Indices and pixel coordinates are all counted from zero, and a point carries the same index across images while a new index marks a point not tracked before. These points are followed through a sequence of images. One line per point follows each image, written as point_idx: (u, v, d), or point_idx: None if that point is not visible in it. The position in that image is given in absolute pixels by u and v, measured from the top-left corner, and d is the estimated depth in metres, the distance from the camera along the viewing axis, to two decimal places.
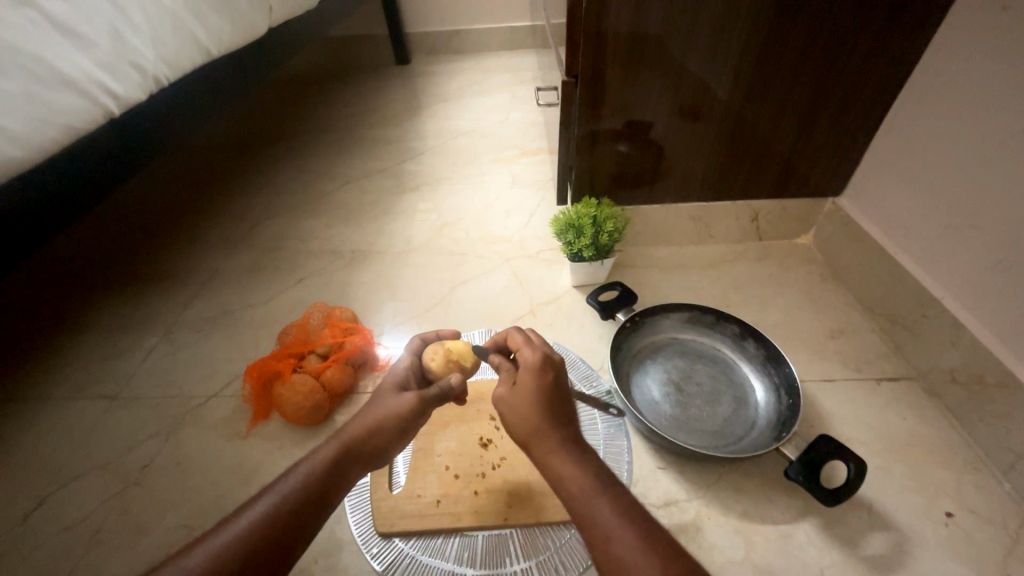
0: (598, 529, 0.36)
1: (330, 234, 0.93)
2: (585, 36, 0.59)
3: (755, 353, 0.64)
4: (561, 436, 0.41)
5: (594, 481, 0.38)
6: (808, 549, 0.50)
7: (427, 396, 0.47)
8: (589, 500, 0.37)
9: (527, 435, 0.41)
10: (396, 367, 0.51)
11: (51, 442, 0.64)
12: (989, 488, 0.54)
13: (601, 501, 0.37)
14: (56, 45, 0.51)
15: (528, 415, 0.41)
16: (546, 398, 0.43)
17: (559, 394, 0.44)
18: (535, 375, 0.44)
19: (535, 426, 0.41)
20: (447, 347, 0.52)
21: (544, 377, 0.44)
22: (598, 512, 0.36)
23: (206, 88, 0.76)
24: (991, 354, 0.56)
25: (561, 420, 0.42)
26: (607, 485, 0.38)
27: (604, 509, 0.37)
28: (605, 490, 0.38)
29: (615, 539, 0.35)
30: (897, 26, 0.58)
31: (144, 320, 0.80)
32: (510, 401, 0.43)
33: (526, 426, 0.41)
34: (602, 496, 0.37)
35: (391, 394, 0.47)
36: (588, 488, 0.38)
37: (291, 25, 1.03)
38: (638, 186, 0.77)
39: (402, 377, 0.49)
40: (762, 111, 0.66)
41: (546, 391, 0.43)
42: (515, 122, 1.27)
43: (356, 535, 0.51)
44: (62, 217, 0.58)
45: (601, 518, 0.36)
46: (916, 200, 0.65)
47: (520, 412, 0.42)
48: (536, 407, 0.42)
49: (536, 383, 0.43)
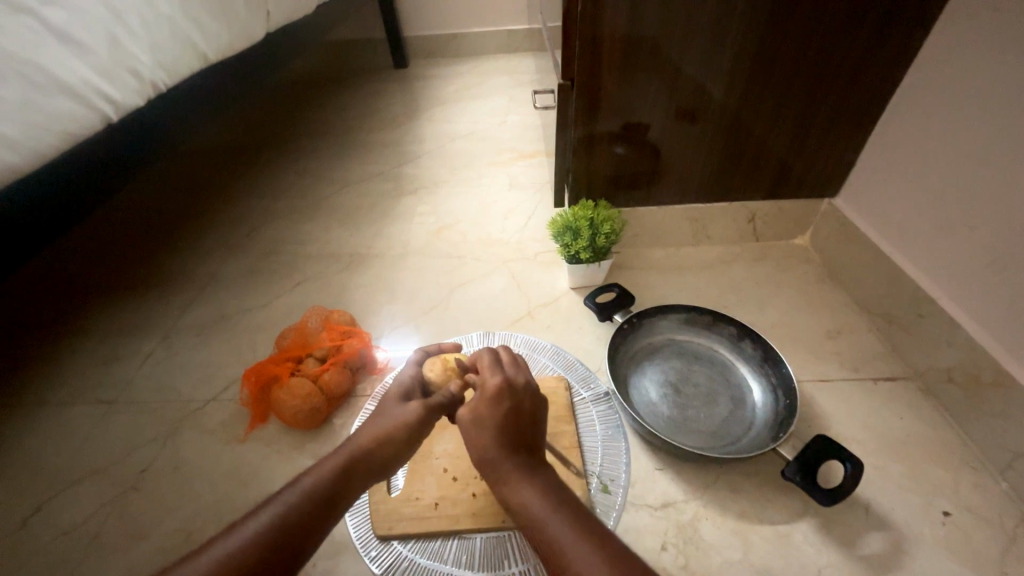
0: (551, 546, 0.37)
1: (328, 237, 0.94)
2: (581, 39, 0.60)
3: (751, 353, 0.64)
4: (514, 464, 0.42)
5: (546, 502, 0.39)
6: (806, 550, 0.50)
7: (431, 404, 0.47)
8: (543, 519, 0.38)
9: (486, 465, 0.43)
10: (400, 378, 0.51)
11: (51, 447, 0.64)
12: (987, 487, 0.54)
13: (554, 520, 0.38)
14: (53, 51, 0.51)
15: (481, 444, 0.43)
16: (500, 424, 0.44)
17: (517, 421, 0.45)
18: (490, 402, 0.45)
19: (490, 454, 0.43)
20: (445, 359, 0.52)
21: (504, 400, 0.45)
22: (552, 534, 0.37)
23: (204, 92, 0.76)
24: (988, 353, 0.56)
25: (514, 445, 0.43)
26: (561, 504, 0.40)
27: (557, 528, 0.37)
28: (560, 509, 0.39)
29: (567, 553, 0.36)
30: (889, 27, 0.58)
31: (144, 324, 0.80)
32: (467, 431, 0.44)
33: (480, 456, 0.43)
34: (555, 515, 0.38)
35: (398, 403, 0.48)
36: (542, 509, 0.39)
37: (289, 30, 1.03)
38: (634, 187, 0.77)
39: (406, 387, 0.50)
40: (757, 113, 0.66)
41: (502, 418, 0.44)
42: (512, 126, 1.27)
43: (355, 538, 0.51)
44: (59, 223, 0.58)
45: (554, 535, 0.37)
46: (912, 199, 0.65)
47: (475, 442, 0.44)
48: (489, 436, 0.43)
49: (490, 412, 0.44)
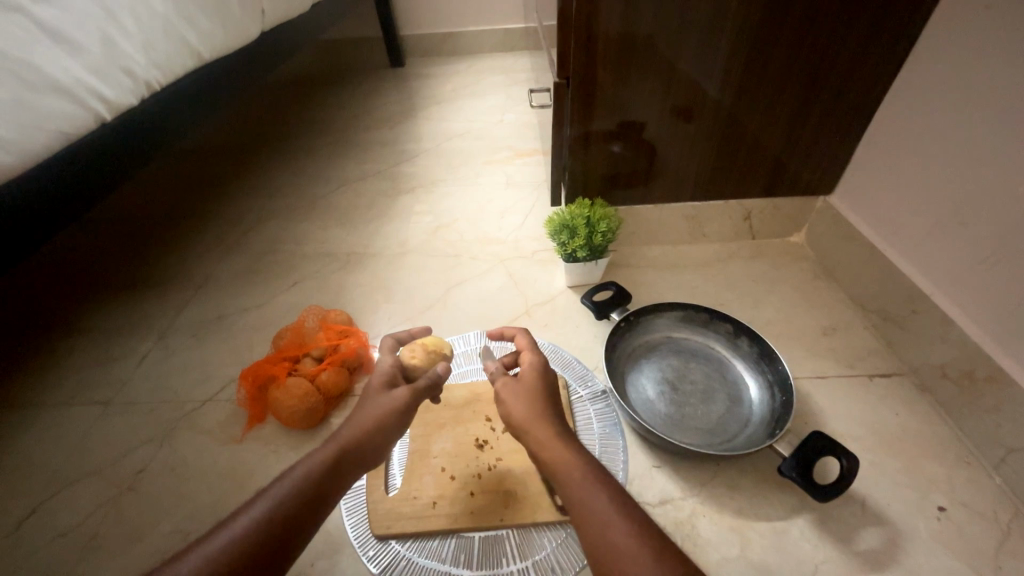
0: (591, 518, 0.38)
1: (324, 237, 0.93)
2: (576, 37, 0.60)
3: (748, 351, 0.64)
4: (555, 429, 0.44)
5: (590, 470, 0.40)
6: (802, 545, 0.50)
7: (417, 387, 0.48)
8: (588, 493, 0.39)
9: (525, 426, 0.44)
10: (381, 366, 0.51)
11: (45, 449, 0.64)
12: (981, 482, 0.54)
13: (596, 490, 0.39)
14: (45, 51, 0.50)
15: (521, 409, 0.45)
16: (542, 390, 0.47)
17: (554, 395, 0.48)
18: (535, 372, 0.49)
19: (533, 413, 0.45)
20: (423, 344, 0.55)
21: (546, 373, 0.49)
22: (594, 501, 0.38)
23: (197, 91, 0.76)
24: (982, 350, 0.56)
25: (552, 412, 0.46)
26: (605, 479, 0.40)
27: (599, 497, 0.38)
28: (602, 479, 0.40)
29: (606, 524, 0.37)
30: (882, 25, 0.58)
31: (139, 324, 0.80)
32: (507, 393, 0.47)
33: (521, 413, 0.45)
34: (597, 486, 0.39)
35: (382, 391, 0.48)
36: (587, 478, 0.40)
37: (284, 29, 1.03)
38: (630, 185, 0.77)
39: (389, 374, 0.50)
40: (752, 110, 0.66)
41: (543, 389, 0.47)
42: (509, 124, 1.27)
43: (352, 538, 0.51)
44: (53, 223, 0.57)
45: (595, 503, 0.38)
46: (905, 197, 0.65)
47: (517, 399, 0.46)
48: (531, 398, 0.46)
49: (534, 381, 0.48)
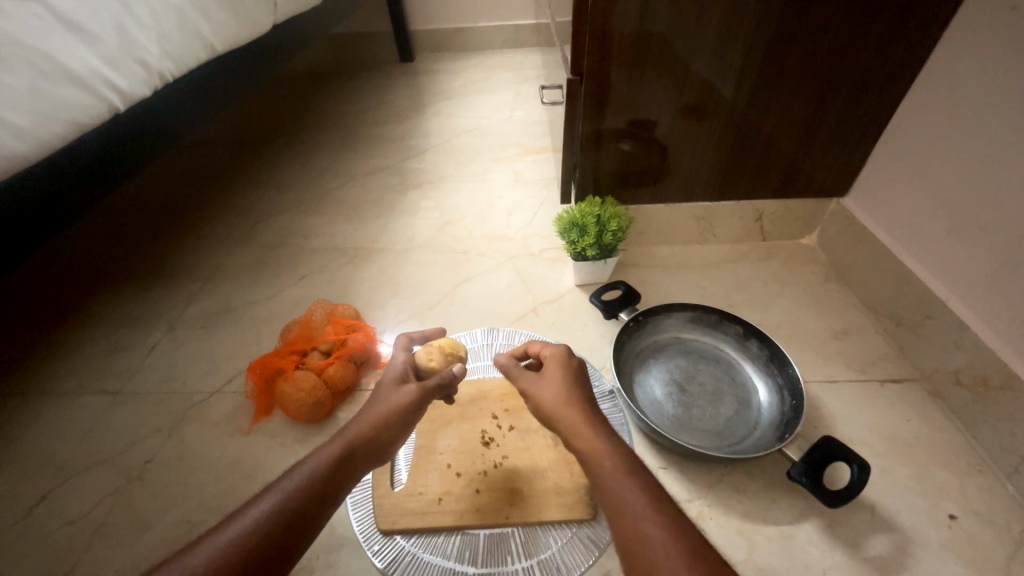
0: (624, 509, 0.37)
1: (333, 231, 0.93)
2: (590, 34, 0.59)
3: (758, 353, 0.64)
4: (584, 416, 0.43)
5: (619, 462, 0.40)
6: (810, 550, 0.49)
7: (427, 387, 0.47)
8: (619, 484, 0.39)
9: (557, 410, 0.44)
10: (394, 362, 0.51)
11: (53, 437, 0.64)
12: (994, 491, 0.54)
13: (626, 482, 0.39)
14: (61, 40, 0.50)
15: (547, 394, 0.46)
16: (568, 376, 0.47)
17: (583, 379, 0.48)
18: (559, 360, 0.48)
19: (566, 398, 0.45)
20: (440, 347, 0.54)
21: (569, 363, 0.48)
22: (625, 492, 0.38)
23: (208, 83, 0.76)
24: (997, 357, 0.55)
25: (584, 398, 0.45)
26: (635, 470, 0.40)
27: (631, 489, 0.38)
28: (633, 472, 0.40)
29: (637, 516, 0.37)
30: (902, 25, 0.57)
31: (148, 315, 0.80)
32: (535, 382, 0.47)
33: (552, 399, 0.45)
34: (628, 479, 0.39)
35: (392, 388, 0.48)
36: (617, 469, 0.40)
37: (295, 22, 1.03)
38: (641, 184, 0.77)
39: (401, 371, 0.50)
40: (766, 111, 0.65)
41: (571, 375, 0.47)
42: (519, 121, 1.27)
43: (358, 533, 0.51)
44: (65, 213, 0.57)
45: (625, 495, 0.38)
46: (921, 201, 0.64)
47: (548, 384, 0.46)
48: (559, 384, 0.46)
49: (558, 369, 0.47)
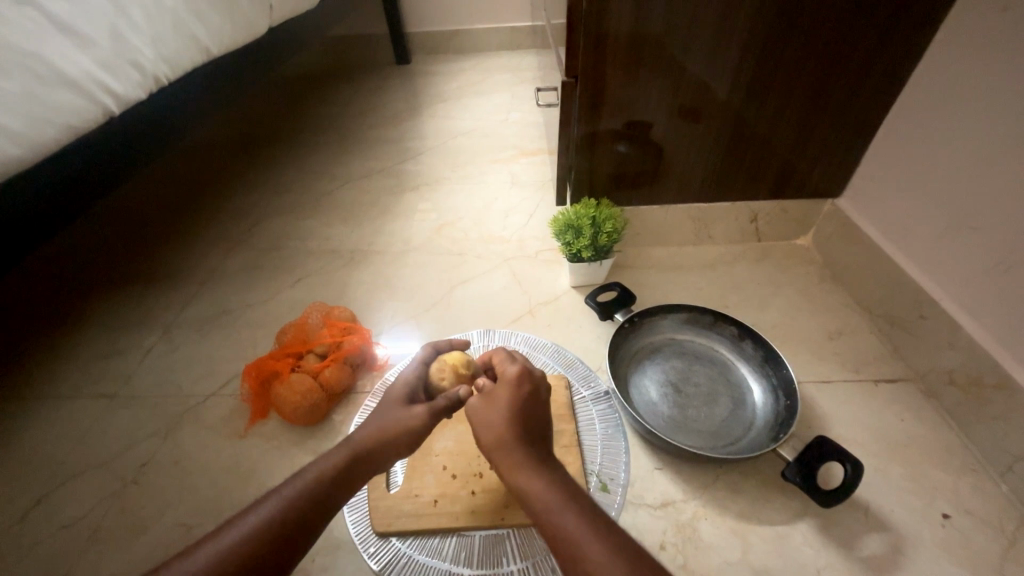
0: (565, 538, 0.38)
1: (328, 233, 0.94)
2: (585, 37, 0.60)
3: (752, 353, 0.64)
4: (522, 451, 0.43)
5: (556, 491, 0.41)
6: (805, 551, 0.50)
7: (434, 408, 0.47)
8: (559, 512, 0.39)
9: (495, 448, 0.44)
10: (405, 378, 0.52)
11: (49, 442, 0.64)
12: (987, 490, 0.54)
13: (565, 509, 0.39)
14: (55, 43, 0.51)
15: (489, 426, 0.45)
16: (515, 404, 0.46)
17: (531, 406, 0.47)
18: (510, 385, 0.48)
19: (503, 432, 0.44)
20: (452, 362, 0.53)
21: (520, 388, 0.48)
22: (563, 520, 0.38)
23: (204, 86, 0.76)
24: (990, 357, 0.55)
25: (527, 430, 0.45)
26: (574, 497, 0.40)
27: (571, 519, 0.38)
28: (572, 500, 0.40)
29: (578, 542, 0.37)
30: (895, 25, 0.58)
31: (144, 318, 0.80)
32: (480, 410, 0.47)
33: (489, 436, 0.45)
34: (566, 506, 0.39)
35: (399, 407, 0.48)
36: (554, 498, 0.40)
37: (290, 24, 1.03)
38: (637, 186, 0.77)
39: (409, 391, 0.50)
40: (761, 111, 0.66)
41: (518, 402, 0.47)
42: (515, 123, 1.27)
43: (354, 535, 0.51)
44: (60, 217, 0.57)
45: (565, 523, 0.38)
46: (915, 201, 0.65)
47: (490, 415, 0.46)
48: (502, 415, 0.45)
49: (505, 395, 0.47)
